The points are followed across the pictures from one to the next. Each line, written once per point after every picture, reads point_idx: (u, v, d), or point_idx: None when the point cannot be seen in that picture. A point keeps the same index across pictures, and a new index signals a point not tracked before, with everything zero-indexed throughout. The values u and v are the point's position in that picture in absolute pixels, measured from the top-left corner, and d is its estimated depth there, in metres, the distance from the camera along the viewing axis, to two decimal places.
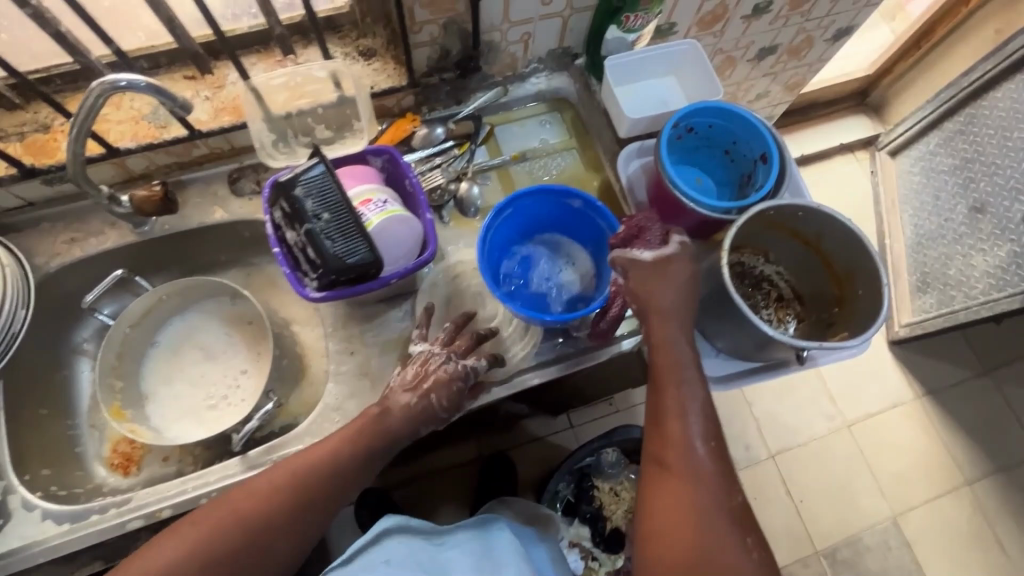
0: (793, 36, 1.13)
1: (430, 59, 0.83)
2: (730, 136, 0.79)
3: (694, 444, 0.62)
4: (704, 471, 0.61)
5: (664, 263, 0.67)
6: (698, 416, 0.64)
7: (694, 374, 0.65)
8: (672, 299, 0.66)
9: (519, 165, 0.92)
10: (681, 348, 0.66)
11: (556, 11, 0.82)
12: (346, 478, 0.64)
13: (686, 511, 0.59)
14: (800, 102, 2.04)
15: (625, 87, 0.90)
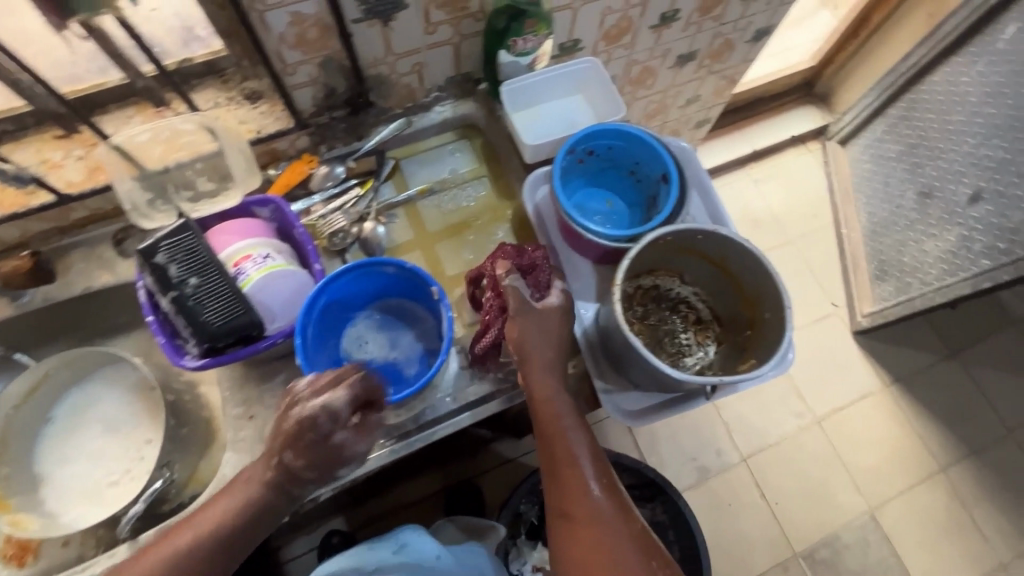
0: (710, 41, 1.11)
1: (316, 98, 0.79)
2: (632, 156, 0.77)
3: (587, 486, 0.64)
4: (603, 512, 0.62)
5: (548, 311, 0.69)
6: (586, 458, 0.66)
7: (575, 419, 0.67)
8: (550, 346, 0.68)
9: (427, 199, 0.88)
10: (561, 397, 0.68)
11: (443, 39, 0.78)
12: (235, 541, 0.61)
13: (596, 556, 0.60)
14: (747, 98, 2.02)
15: (530, 109, 0.87)
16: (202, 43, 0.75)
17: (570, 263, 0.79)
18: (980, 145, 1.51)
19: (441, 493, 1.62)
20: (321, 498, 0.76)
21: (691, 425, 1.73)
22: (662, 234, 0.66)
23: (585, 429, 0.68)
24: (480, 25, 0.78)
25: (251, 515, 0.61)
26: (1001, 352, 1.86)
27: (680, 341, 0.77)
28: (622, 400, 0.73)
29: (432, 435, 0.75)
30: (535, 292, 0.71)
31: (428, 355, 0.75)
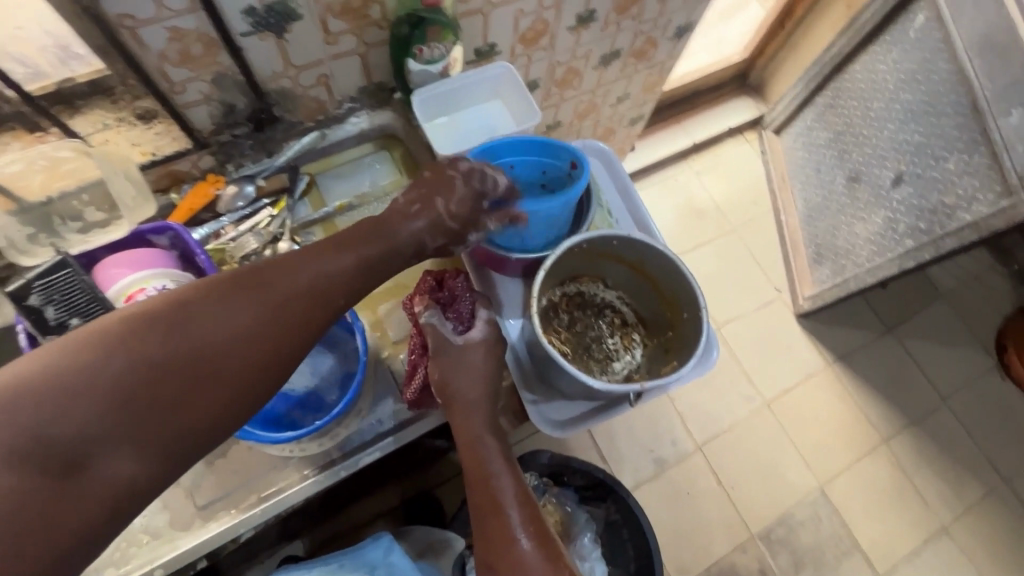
0: (632, 40, 1.11)
1: (214, 116, 0.75)
2: (537, 168, 0.77)
3: (516, 543, 0.61)
4: (530, 564, 0.59)
5: (472, 347, 0.67)
6: (516, 509, 0.63)
7: (503, 465, 0.65)
8: (472, 386, 0.66)
9: (346, 214, 0.84)
10: (486, 441, 0.66)
11: (347, 48, 0.75)
12: (306, 297, 0.52)
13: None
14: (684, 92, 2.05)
15: (443, 119, 0.85)
16: (81, 61, 0.66)
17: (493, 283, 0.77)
18: (899, 130, 1.57)
19: (399, 507, 1.59)
20: (241, 539, 0.71)
21: (647, 417, 1.75)
22: (574, 240, 0.66)
23: (518, 476, 0.66)
24: (384, 34, 0.76)
25: (342, 272, 0.55)
26: (932, 324, 1.96)
27: (606, 345, 0.77)
28: (549, 409, 0.72)
29: (360, 458, 0.72)
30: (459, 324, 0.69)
31: (349, 376, 0.72)
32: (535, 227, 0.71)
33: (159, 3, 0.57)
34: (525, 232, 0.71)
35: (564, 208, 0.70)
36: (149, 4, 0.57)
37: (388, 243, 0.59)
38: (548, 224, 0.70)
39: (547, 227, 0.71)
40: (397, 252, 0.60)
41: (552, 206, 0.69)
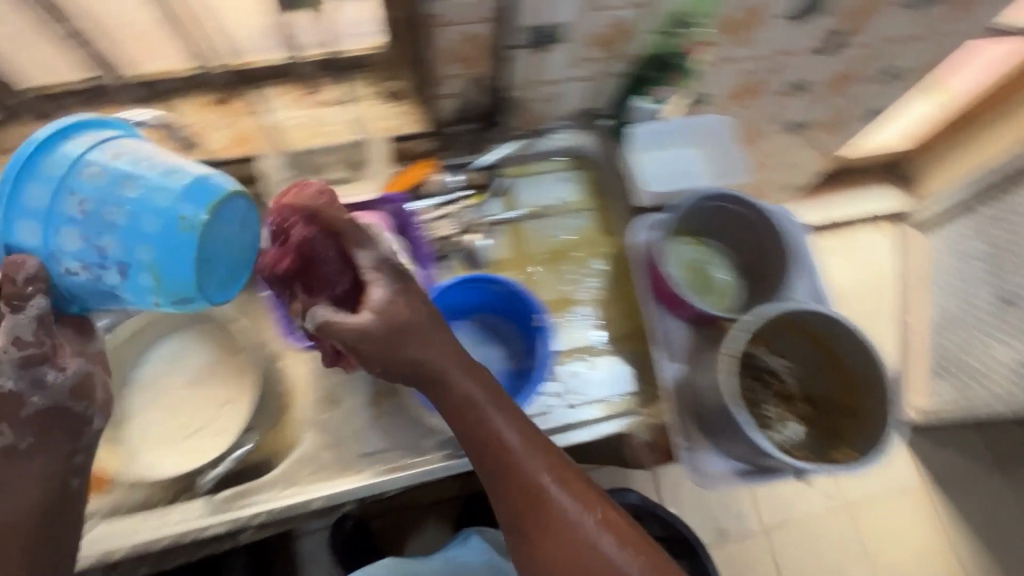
0: (826, 114, 1.10)
1: (455, 109, 0.82)
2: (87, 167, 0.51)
3: (554, 498, 0.60)
4: (563, 508, 0.60)
5: (387, 306, 0.58)
6: (544, 466, 0.61)
7: (502, 417, 0.61)
8: (438, 353, 0.60)
9: (533, 221, 0.91)
10: (475, 393, 0.61)
11: (586, 74, 0.81)
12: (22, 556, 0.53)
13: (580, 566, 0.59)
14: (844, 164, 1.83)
15: (659, 150, 0.88)
16: (362, 38, 0.79)
17: (665, 327, 0.79)
18: None
19: None
20: (386, 494, 0.76)
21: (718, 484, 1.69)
22: (779, 310, 0.67)
23: (535, 431, 0.63)
24: (623, 68, 0.81)
25: None
26: None
27: (765, 413, 0.74)
28: (700, 459, 0.74)
29: None
30: (335, 287, 0.61)
31: (510, 375, 0.78)
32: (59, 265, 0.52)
33: (468, 12, 0.64)
34: (79, 293, 0.54)
35: (49, 219, 0.51)
36: (462, 11, 0.64)
37: (36, 466, 0.54)
38: (63, 257, 0.51)
39: (64, 262, 0.52)
40: (65, 466, 0.55)
41: (104, 214, 0.50)
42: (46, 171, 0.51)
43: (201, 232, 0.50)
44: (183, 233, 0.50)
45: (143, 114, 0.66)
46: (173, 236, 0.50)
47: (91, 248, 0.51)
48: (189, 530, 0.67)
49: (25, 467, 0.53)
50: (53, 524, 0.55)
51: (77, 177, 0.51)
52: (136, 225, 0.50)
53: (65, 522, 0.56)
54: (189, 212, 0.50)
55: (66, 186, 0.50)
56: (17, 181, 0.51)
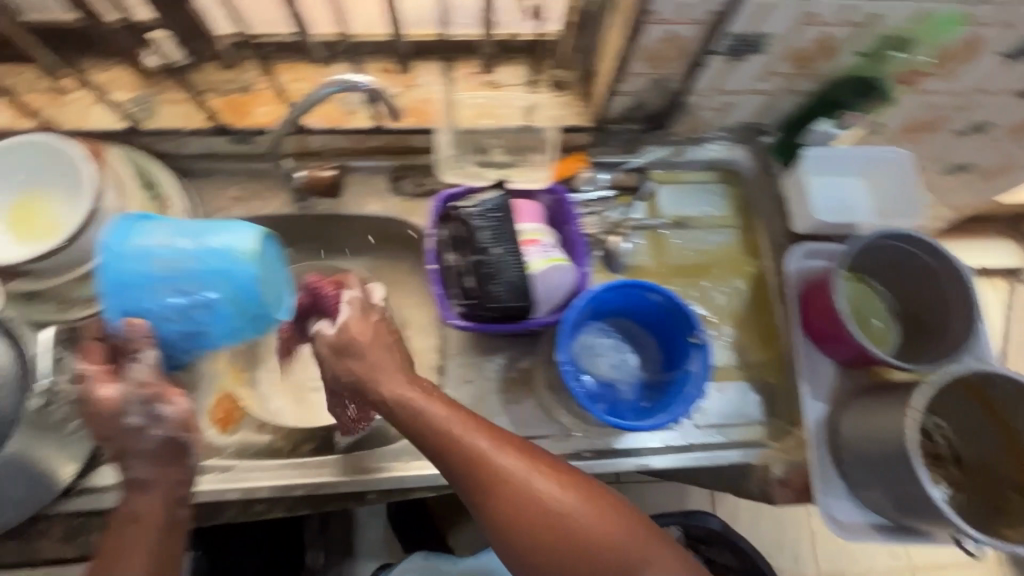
0: (993, 160, 1.02)
1: (626, 108, 0.80)
2: (158, 237, 0.57)
3: (499, 462, 0.58)
4: (523, 481, 0.58)
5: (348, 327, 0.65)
6: (483, 435, 0.60)
7: (428, 400, 0.61)
8: (390, 356, 0.64)
9: (676, 232, 0.87)
10: (403, 387, 0.62)
11: (770, 88, 0.77)
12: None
13: (542, 524, 0.57)
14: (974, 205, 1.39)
15: (832, 177, 0.83)
16: (540, 24, 0.81)
17: (811, 361, 0.77)
18: None
19: None
20: None
21: None
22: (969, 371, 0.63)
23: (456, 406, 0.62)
24: (810, 87, 0.77)
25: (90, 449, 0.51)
26: None
27: None
28: (835, 508, 0.71)
29: (641, 463, 0.74)
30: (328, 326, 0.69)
31: (645, 385, 0.76)
32: (176, 317, 0.57)
33: (685, 9, 0.63)
34: (178, 337, 0.58)
35: (149, 283, 0.56)
36: (678, 8, 0.62)
37: (159, 488, 0.52)
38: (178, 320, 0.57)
39: (169, 312, 0.57)
40: (173, 496, 0.52)
41: (154, 262, 0.56)
42: (130, 250, 0.56)
43: (253, 260, 0.58)
44: (243, 268, 0.57)
45: (363, 79, 0.65)
46: (233, 268, 0.57)
47: (177, 291, 0.56)
48: (324, 484, 0.70)
49: (141, 497, 0.51)
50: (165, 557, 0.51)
51: (140, 229, 0.58)
52: (205, 261, 0.56)
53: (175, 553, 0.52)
54: (229, 245, 0.57)
55: (152, 251, 0.56)
56: (130, 251, 0.56)
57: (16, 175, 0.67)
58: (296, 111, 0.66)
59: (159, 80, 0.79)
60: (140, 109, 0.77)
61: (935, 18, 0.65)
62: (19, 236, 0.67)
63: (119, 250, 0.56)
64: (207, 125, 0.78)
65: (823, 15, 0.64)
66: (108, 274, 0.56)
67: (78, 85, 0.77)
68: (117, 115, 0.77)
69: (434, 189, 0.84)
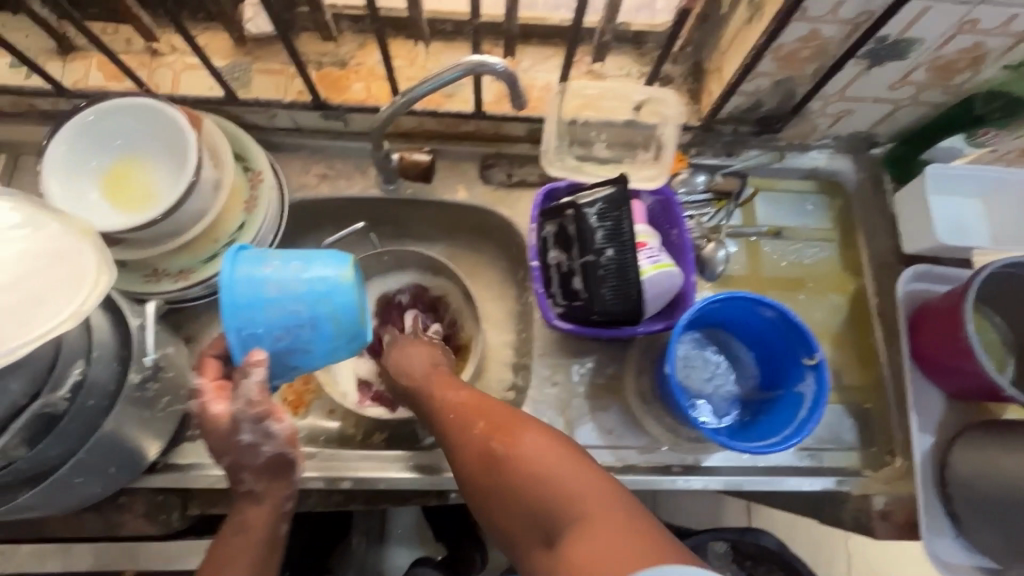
0: None
1: (738, 108, 0.76)
2: (263, 262, 0.54)
3: (456, 421, 0.59)
4: (483, 432, 0.55)
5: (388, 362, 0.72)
6: (449, 397, 0.61)
7: (425, 372, 0.67)
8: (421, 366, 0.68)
9: (772, 242, 0.82)
10: (415, 367, 0.68)
11: (898, 97, 0.72)
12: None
13: (490, 476, 0.53)
14: None
15: (950, 199, 0.77)
16: (650, 14, 0.77)
17: (918, 390, 0.74)
18: None
19: None
20: None
21: None
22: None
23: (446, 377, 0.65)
24: (942, 98, 0.72)
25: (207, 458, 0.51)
26: None
27: None
28: (940, 548, 0.68)
29: (731, 484, 0.70)
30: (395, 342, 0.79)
31: (741, 402, 0.72)
32: (283, 338, 0.54)
33: (837, 8, 0.59)
34: (278, 357, 0.55)
35: (261, 307, 0.53)
36: (830, 4, 0.58)
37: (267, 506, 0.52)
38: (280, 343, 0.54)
39: (275, 334, 0.54)
40: (279, 511, 0.53)
41: (266, 284, 0.53)
42: (237, 277, 0.53)
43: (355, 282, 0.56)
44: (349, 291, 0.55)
45: (500, 62, 0.60)
46: (342, 290, 0.54)
47: (287, 313, 0.53)
48: (408, 482, 0.67)
49: (250, 509, 0.52)
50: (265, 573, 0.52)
51: (251, 253, 0.54)
52: (316, 283, 0.54)
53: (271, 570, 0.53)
54: (338, 269, 0.55)
55: (262, 276, 0.53)
56: (244, 273, 0.53)
57: (112, 139, 0.64)
58: (408, 101, 0.63)
59: (254, 48, 0.76)
60: (234, 78, 0.75)
61: None
62: (112, 202, 0.64)
63: (228, 278, 0.52)
64: (302, 98, 0.74)
65: (985, 23, 0.60)
66: (221, 297, 0.52)
67: (172, 49, 0.75)
68: (211, 82, 0.75)
69: (525, 180, 0.80)
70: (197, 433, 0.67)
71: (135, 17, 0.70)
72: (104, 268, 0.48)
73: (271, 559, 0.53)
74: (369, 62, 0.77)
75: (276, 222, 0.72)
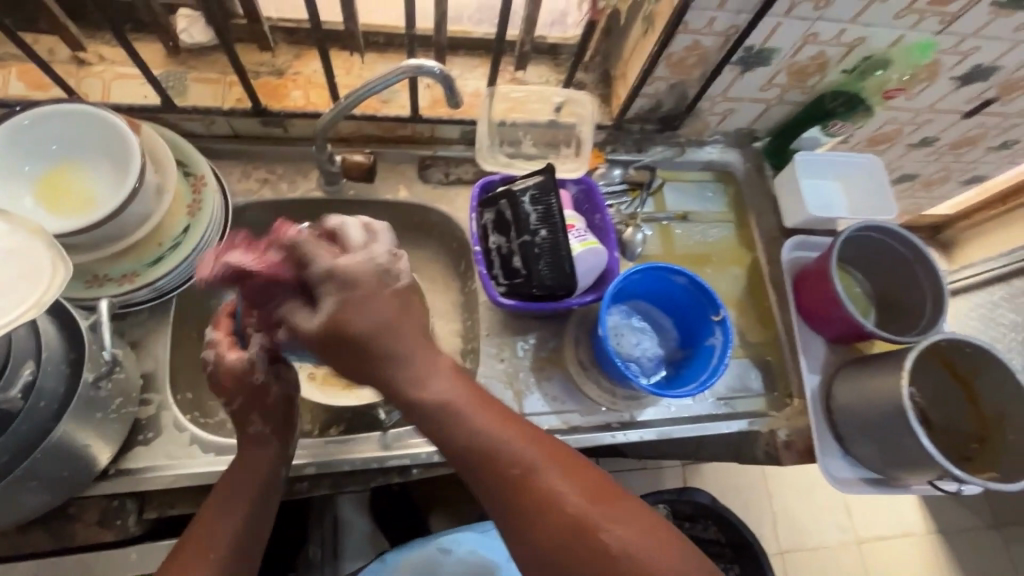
0: (935, 172, 1.17)
1: (643, 108, 0.87)
2: None
3: (543, 483, 0.51)
4: (573, 503, 0.50)
5: (337, 317, 0.53)
6: (521, 447, 0.52)
7: (466, 405, 0.54)
8: (374, 323, 0.53)
9: (681, 225, 0.93)
10: (437, 389, 0.54)
11: (767, 97, 0.87)
12: (250, 531, 0.57)
13: (577, 552, 0.48)
14: (912, 222, 1.50)
15: (816, 180, 0.93)
16: (562, 29, 0.88)
17: (805, 340, 0.88)
18: None
19: None
20: None
21: None
22: (941, 339, 0.74)
23: (496, 409, 0.55)
24: (800, 98, 0.87)
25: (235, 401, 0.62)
26: None
27: None
28: (832, 467, 0.82)
29: (663, 432, 0.79)
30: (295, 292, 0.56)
31: (666, 361, 0.82)
32: None
33: (711, 23, 0.71)
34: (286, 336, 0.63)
35: None
36: (704, 20, 0.71)
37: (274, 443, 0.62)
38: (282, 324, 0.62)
39: None
40: (280, 452, 0.63)
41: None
42: None
43: None
44: None
45: (438, 66, 0.66)
46: None
47: None
48: (372, 462, 0.70)
49: (258, 450, 0.61)
50: (266, 504, 0.60)
51: None
52: None
53: (271, 505, 0.60)
54: None
55: None
56: None
57: (48, 145, 0.64)
58: (351, 102, 0.68)
59: (189, 58, 0.78)
60: (170, 87, 0.76)
61: (910, 43, 0.77)
62: (49, 207, 0.64)
63: None
64: (241, 105, 0.77)
65: (823, 36, 0.75)
66: None
67: (102, 59, 0.76)
68: (145, 91, 0.76)
69: (461, 178, 0.86)
70: (150, 436, 0.66)
71: (63, 27, 0.70)
72: (59, 263, 0.49)
73: (272, 496, 0.61)
74: (306, 72, 0.81)
75: (221, 224, 0.73)
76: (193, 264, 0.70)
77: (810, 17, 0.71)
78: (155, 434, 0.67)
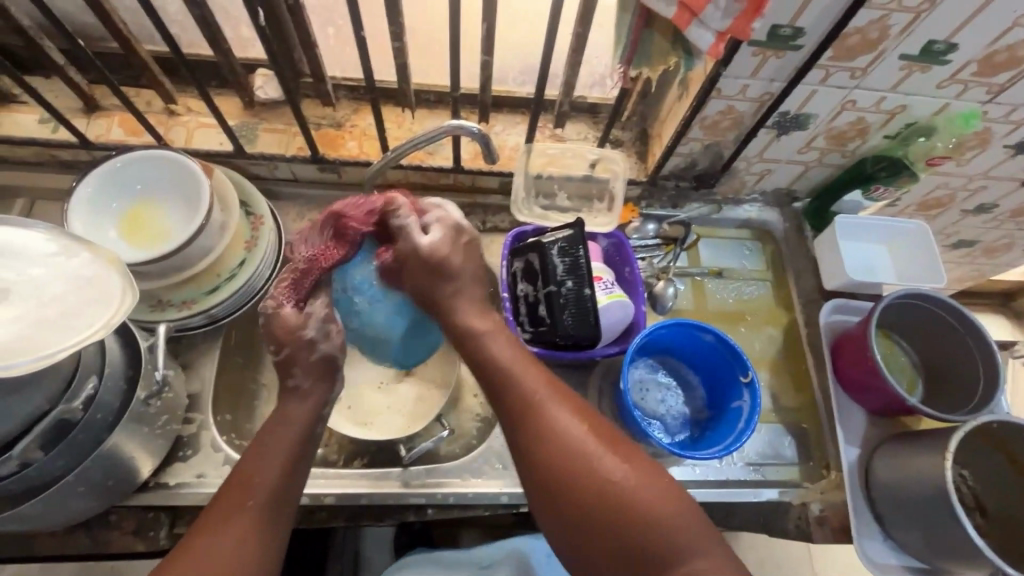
0: (997, 238, 1.11)
1: (678, 166, 0.89)
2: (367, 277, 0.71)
3: (551, 416, 0.56)
4: (577, 437, 0.55)
5: (437, 245, 0.66)
6: (542, 386, 0.59)
7: (496, 339, 0.63)
8: (460, 262, 0.67)
9: (714, 281, 0.93)
10: (479, 320, 0.65)
11: (805, 159, 0.87)
12: (282, 486, 0.58)
13: (582, 481, 0.53)
14: (978, 288, 1.40)
15: (862, 244, 0.92)
16: (601, 90, 0.92)
17: (843, 410, 0.84)
18: None
19: None
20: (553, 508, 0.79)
21: None
22: (991, 419, 0.69)
23: (520, 352, 0.63)
24: (840, 160, 0.87)
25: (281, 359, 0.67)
26: None
27: None
28: (869, 549, 0.77)
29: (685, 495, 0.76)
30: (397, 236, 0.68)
31: (691, 420, 0.81)
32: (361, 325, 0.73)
33: (744, 89, 0.73)
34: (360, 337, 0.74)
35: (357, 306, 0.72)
36: (737, 88, 0.73)
37: (311, 396, 0.65)
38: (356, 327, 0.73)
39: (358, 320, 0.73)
40: (317, 409, 0.65)
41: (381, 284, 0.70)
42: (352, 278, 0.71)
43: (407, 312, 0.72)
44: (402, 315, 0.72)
45: (475, 125, 0.71)
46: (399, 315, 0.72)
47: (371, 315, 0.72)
48: (389, 498, 0.73)
49: (295, 402, 0.65)
50: (300, 458, 0.61)
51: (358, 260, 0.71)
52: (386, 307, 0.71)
53: (307, 460, 0.62)
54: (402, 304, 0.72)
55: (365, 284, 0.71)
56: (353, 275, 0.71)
57: (134, 185, 0.73)
58: (397, 154, 0.73)
59: (261, 111, 0.87)
60: (242, 136, 0.85)
61: (955, 112, 0.76)
62: (128, 238, 0.72)
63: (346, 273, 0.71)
64: (302, 153, 0.85)
65: (861, 103, 0.75)
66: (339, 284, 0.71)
67: (187, 110, 0.86)
68: (221, 139, 0.85)
69: (497, 226, 0.92)
70: (188, 453, 0.72)
71: (159, 84, 0.81)
72: (128, 292, 0.56)
73: (306, 452, 0.63)
74: (362, 124, 0.89)
75: (274, 260, 0.80)
76: (248, 298, 0.77)
77: (847, 85, 0.72)
78: (193, 452, 0.72)
